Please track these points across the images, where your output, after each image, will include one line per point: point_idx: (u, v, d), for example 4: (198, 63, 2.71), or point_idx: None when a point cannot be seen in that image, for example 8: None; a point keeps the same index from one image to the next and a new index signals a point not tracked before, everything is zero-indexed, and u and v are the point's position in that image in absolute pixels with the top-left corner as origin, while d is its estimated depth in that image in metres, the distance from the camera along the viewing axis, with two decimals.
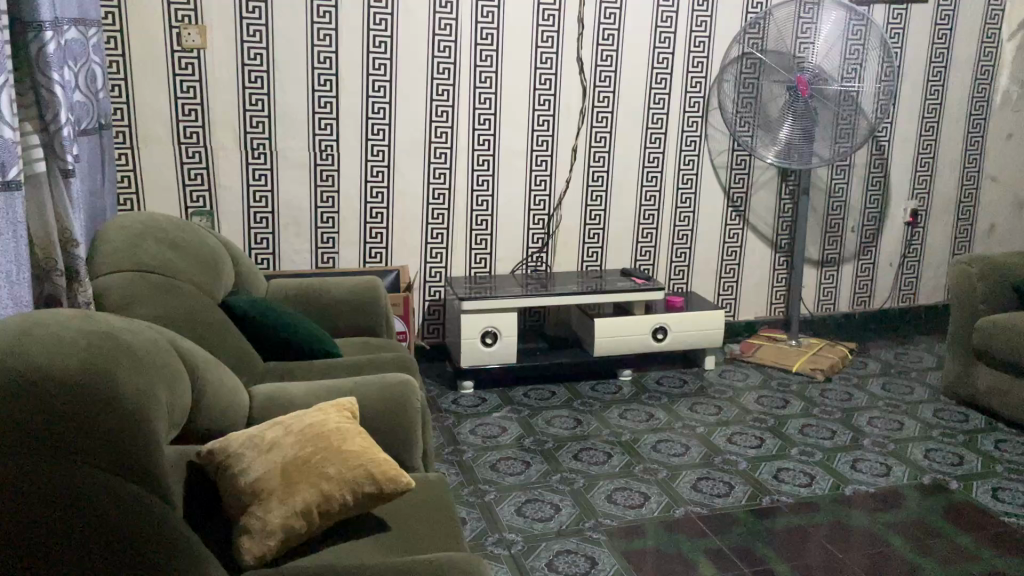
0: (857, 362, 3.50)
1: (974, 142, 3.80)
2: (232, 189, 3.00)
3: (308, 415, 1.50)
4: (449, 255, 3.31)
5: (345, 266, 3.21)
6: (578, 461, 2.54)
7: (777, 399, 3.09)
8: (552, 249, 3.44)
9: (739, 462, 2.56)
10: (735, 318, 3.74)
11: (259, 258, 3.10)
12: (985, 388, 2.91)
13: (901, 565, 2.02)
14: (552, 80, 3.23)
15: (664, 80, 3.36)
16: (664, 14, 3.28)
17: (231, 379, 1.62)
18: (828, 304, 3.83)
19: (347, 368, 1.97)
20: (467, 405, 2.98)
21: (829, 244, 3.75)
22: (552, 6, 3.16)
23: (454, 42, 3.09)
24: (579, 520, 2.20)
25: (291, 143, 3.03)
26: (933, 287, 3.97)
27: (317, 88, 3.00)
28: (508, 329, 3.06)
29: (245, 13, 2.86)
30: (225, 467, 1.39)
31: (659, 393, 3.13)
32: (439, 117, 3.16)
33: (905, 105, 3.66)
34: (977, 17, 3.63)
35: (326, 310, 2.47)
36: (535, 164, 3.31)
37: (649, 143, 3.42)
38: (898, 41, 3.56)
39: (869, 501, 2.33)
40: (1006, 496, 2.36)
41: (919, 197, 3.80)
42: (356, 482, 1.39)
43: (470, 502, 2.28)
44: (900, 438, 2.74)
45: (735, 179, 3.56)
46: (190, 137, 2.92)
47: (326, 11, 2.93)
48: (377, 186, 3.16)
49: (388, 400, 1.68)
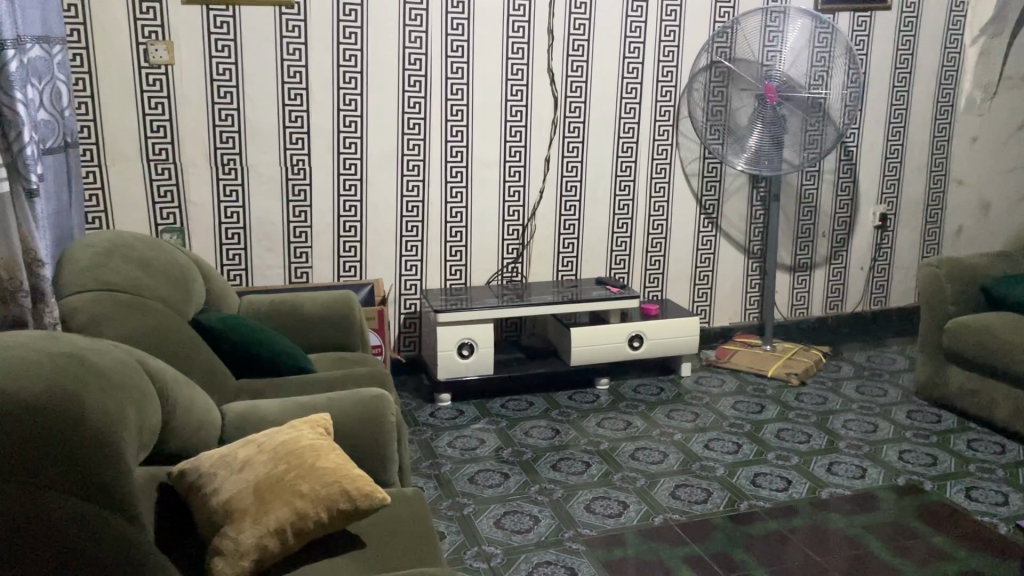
0: (831, 366, 3.53)
1: (940, 146, 3.86)
2: (203, 206, 2.98)
3: (282, 432, 1.49)
4: (423, 267, 3.30)
5: (320, 281, 3.19)
6: (556, 471, 2.54)
7: (753, 405, 3.11)
8: (527, 260, 3.44)
9: (716, 468, 2.57)
10: (710, 324, 3.76)
11: (231, 275, 3.07)
12: (957, 388, 2.94)
13: (878, 566, 2.03)
14: (523, 91, 3.25)
15: (634, 89, 3.38)
16: (633, 24, 3.31)
17: (202, 397, 1.61)
18: (802, 309, 3.86)
19: (320, 384, 1.95)
20: (444, 417, 2.96)
21: (801, 249, 3.79)
22: (521, 18, 3.17)
23: (424, 55, 3.09)
24: (558, 530, 2.20)
25: (262, 158, 3.01)
26: (904, 290, 4.02)
27: (287, 102, 2.99)
28: (484, 341, 3.05)
29: (213, 28, 2.84)
30: (197, 488, 1.38)
31: (637, 401, 3.14)
32: (411, 130, 3.15)
33: (872, 110, 3.71)
34: (940, 23, 3.70)
35: (299, 325, 2.46)
36: (508, 174, 3.31)
37: (622, 153, 3.44)
38: (863, 48, 3.62)
39: (846, 503, 2.35)
40: (978, 494, 2.39)
41: (887, 201, 3.85)
42: (331, 498, 1.37)
43: (448, 516, 2.27)
44: (875, 441, 2.77)
45: (706, 187, 3.59)
46: (159, 154, 2.89)
47: (295, 25, 2.93)
48: (350, 199, 3.14)
49: (362, 415, 1.67)
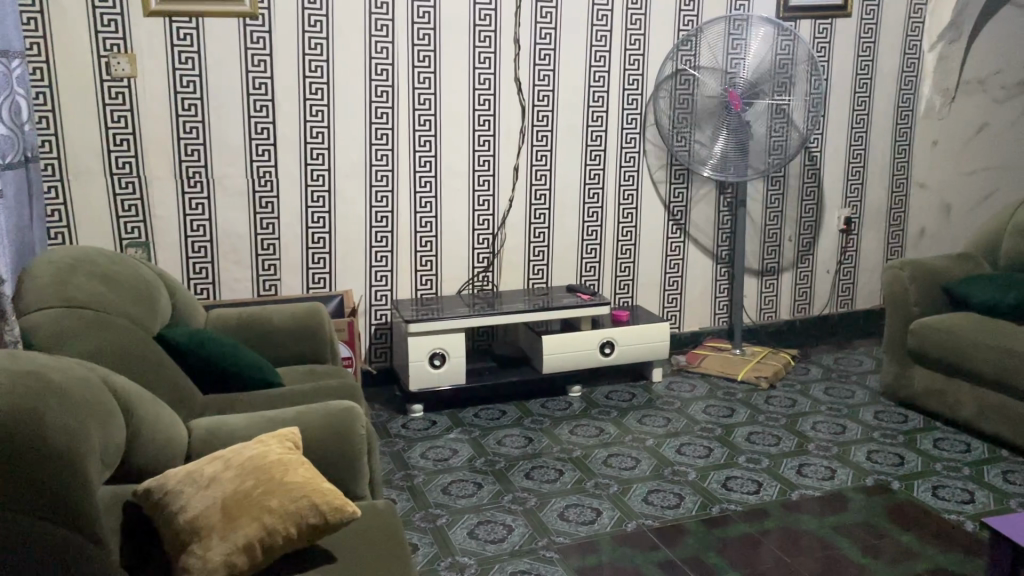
0: (799, 368, 3.57)
1: (902, 150, 3.92)
2: (168, 219, 2.95)
3: (249, 447, 1.48)
4: (393, 278, 3.29)
5: (289, 293, 3.16)
6: (530, 480, 2.54)
7: (723, 409, 3.13)
8: (497, 269, 3.44)
9: (688, 472, 2.59)
10: (680, 330, 3.79)
11: (198, 288, 3.04)
12: (923, 388, 2.99)
13: (849, 567, 2.05)
14: (491, 100, 3.25)
15: (601, 97, 3.41)
16: (599, 34, 3.33)
17: (167, 414, 1.58)
18: (770, 313, 3.90)
19: (289, 399, 1.94)
20: (416, 428, 2.95)
21: (768, 254, 3.83)
22: (488, 27, 3.18)
23: (391, 65, 3.09)
24: (532, 539, 2.19)
25: (228, 170, 2.98)
26: (869, 292, 4.08)
27: (253, 114, 2.97)
28: (456, 350, 3.04)
29: (176, 41, 2.82)
30: (163, 505, 1.36)
31: (608, 408, 3.15)
32: (379, 140, 3.14)
33: (835, 115, 3.77)
34: (899, 30, 3.77)
35: (268, 338, 2.43)
36: (477, 184, 3.32)
37: (590, 161, 3.46)
38: (824, 55, 3.68)
39: (816, 505, 2.37)
40: (945, 493, 2.42)
41: (852, 205, 3.91)
42: (300, 513, 1.36)
43: (421, 528, 2.26)
44: (843, 442, 2.80)
45: (674, 193, 3.62)
46: (123, 168, 2.86)
47: (259, 37, 2.91)
48: (318, 211, 3.12)
49: (331, 427, 1.66)
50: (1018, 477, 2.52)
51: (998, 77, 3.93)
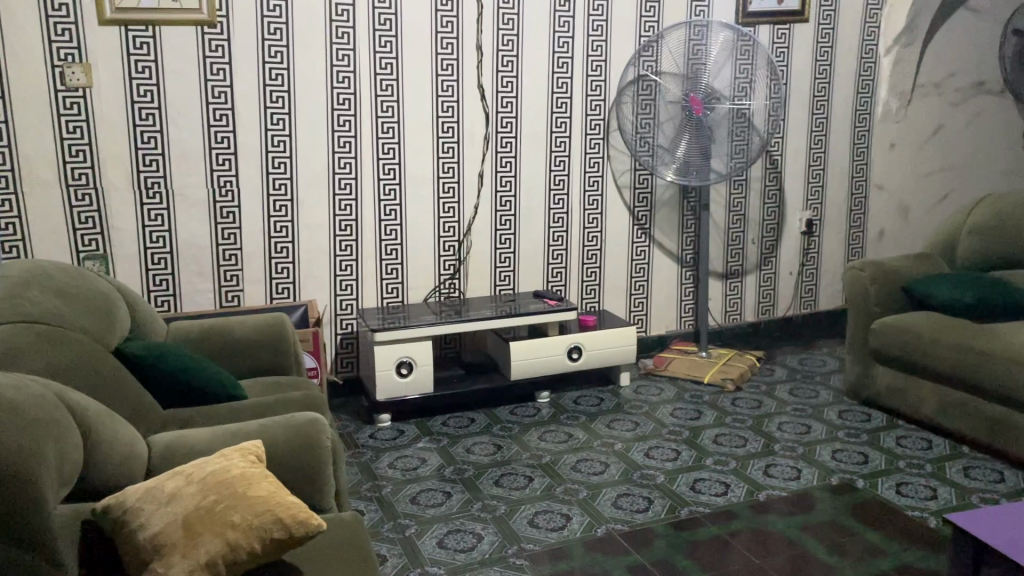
0: (765, 370, 3.61)
1: (860, 152, 3.98)
2: (127, 230, 2.90)
3: (211, 462, 1.45)
4: (359, 287, 3.26)
5: (252, 303, 3.12)
6: (498, 487, 2.53)
7: (691, 411, 3.15)
8: (464, 275, 3.43)
9: (656, 476, 2.60)
10: (646, 334, 3.80)
11: (159, 301, 2.98)
12: (885, 387, 3.03)
13: (816, 566, 2.07)
14: (454, 107, 3.25)
15: (564, 103, 3.42)
16: (561, 40, 3.35)
17: (126, 429, 1.55)
18: (735, 315, 3.93)
19: (251, 412, 1.91)
20: (384, 438, 2.92)
21: (731, 257, 3.87)
22: (450, 34, 3.18)
23: (353, 72, 3.07)
24: (502, 547, 2.18)
25: (188, 180, 2.94)
26: (832, 293, 4.14)
27: (212, 122, 2.93)
28: (423, 358, 3.03)
29: (133, 49, 2.78)
30: (122, 524, 1.33)
31: (577, 413, 3.15)
32: (342, 148, 3.12)
33: (794, 119, 3.82)
34: (855, 35, 3.83)
35: (231, 351, 2.40)
36: (442, 191, 3.31)
37: (555, 166, 3.47)
38: (783, 60, 3.73)
39: (783, 505, 2.39)
40: (909, 489, 2.46)
41: (813, 207, 3.97)
42: (264, 528, 1.33)
43: (390, 539, 2.23)
44: (808, 442, 2.83)
45: (638, 199, 3.64)
46: (79, 179, 2.80)
47: (218, 44, 2.88)
48: (281, 220, 3.09)
49: (296, 439, 1.63)
50: (978, 472, 2.56)
51: (953, 80, 4.01)
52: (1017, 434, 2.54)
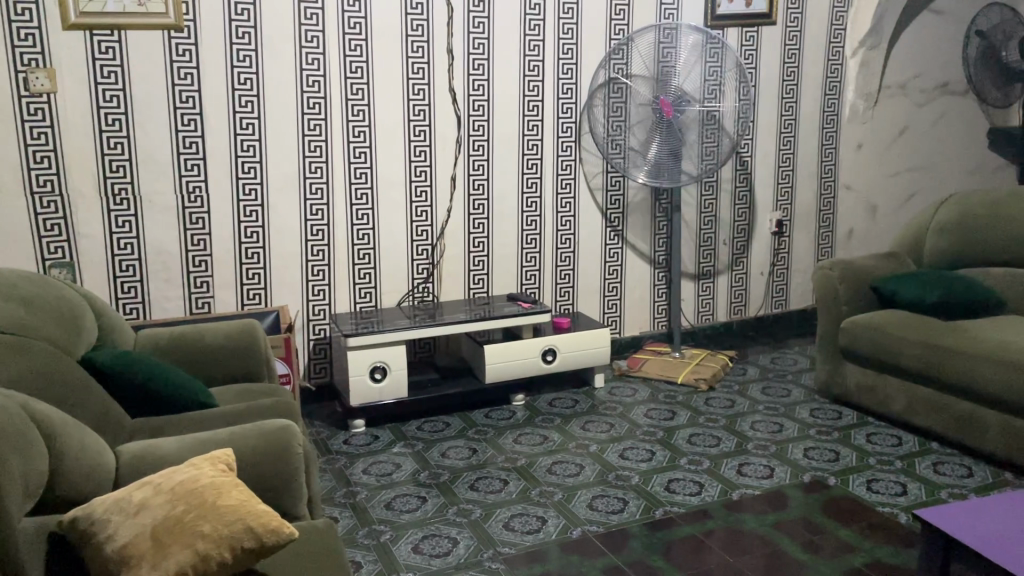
0: (737, 369, 3.64)
1: (828, 153, 4.03)
2: (94, 238, 2.85)
3: (180, 471, 1.44)
4: (331, 292, 3.24)
5: (223, 310, 3.08)
6: (474, 491, 2.52)
7: (665, 412, 3.16)
8: (437, 279, 3.42)
9: (631, 477, 2.61)
10: (620, 335, 3.82)
11: (127, 308, 2.94)
12: (855, 385, 3.07)
13: (789, 564, 2.09)
14: (426, 111, 3.24)
15: (536, 107, 3.43)
16: (531, 43, 3.36)
17: (93, 440, 1.53)
18: (708, 316, 3.96)
19: (222, 420, 1.88)
20: (359, 444, 2.91)
21: (703, 258, 3.90)
22: (420, 38, 3.17)
23: (323, 76, 3.06)
24: (477, 551, 2.18)
25: (156, 186, 2.91)
26: (802, 293, 4.18)
27: (180, 127, 2.90)
28: (397, 363, 3.01)
29: (98, 54, 2.74)
30: (89, 536, 1.31)
31: (551, 415, 3.15)
32: (313, 152, 3.10)
33: (763, 121, 3.86)
34: (822, 38, 3.88)
35: (201, 358, 2.37)
36: (414, 195, 3.29)
37: (527, 169, 3.47)
38: (752, 62, 3.77)
39: (756, 503, 2.41)
40: (879, 486, 2.49)
41: (782, 208, 4.01)
42: (234, 537, 1.32)
43: (365, 545, 2.22)
44: (781, 440, 2.85)
45: (611, 201, 3.66)
46: (44, 186, 2.76)
47: (186, 49, 2.85)
48: (251, 226, 3.06)
49: (267, 447, 1.62)
50: (947, 467, 2.60)
51: (918, 81, 4.08)
52: (984, 429, 2.58)
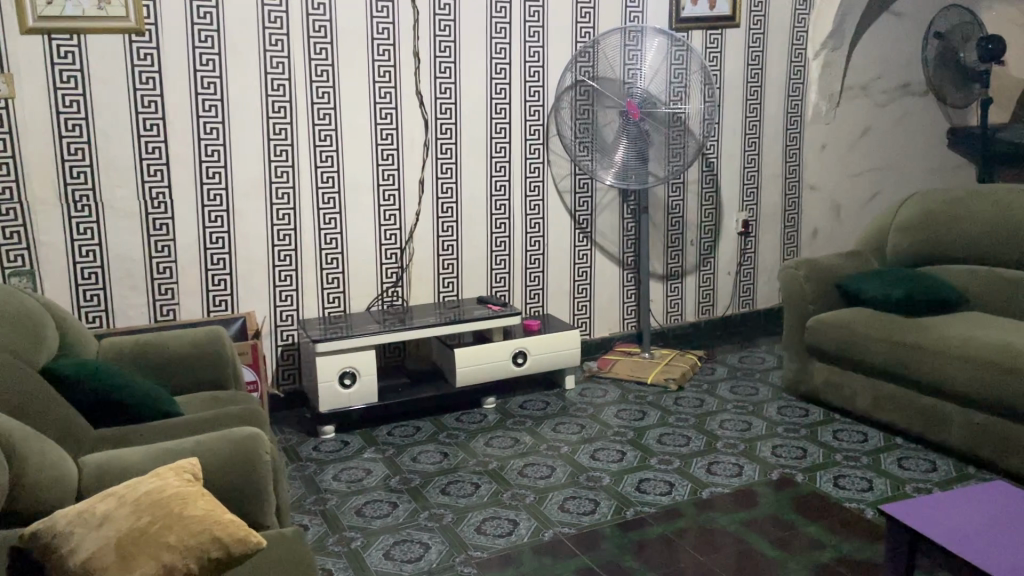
0: (706, 369, 3.67)
1: (792, 154, 4.08)
2: (55, 246, 2.80)
3: (144, 481, 1.42)
4: (299, 297, 3.21)
5: (188, 317, 3.04)
6: (445, 496, 2.52)
7: (635, 412, 3.18)
8: (406, 283, 3.40)
9: (603, 477, 2.61)
10: (590, 336, 3.83)
11: (90, 317, 2.89)
12: (821, 382, 3.11)
13: (760, 561, 2.11)
14: (392, 114, 3.23)
15: (503, 109, 3.43)
16: (498, 46, 3.36)
17: (54, 451, 1.50)
18: (676, 316, 3.99)
19: (187, 429, 1.86)
20: (328, 450, 2.88)
21: (671, 259, 3.93)
22: (386, 40, 3.16)
23: (288, 80, 3.03)
24: (449, 556, 2.17)
25: (119, 192, 2.87)
26: (769, 292, 4.22)
27: (143, 133, 2.86)
28: (367, 368, 3.00)
29: (57, 59, 2.70)
30: (51, 550, 1.29)
31: (523, 417, 3.15)
32: (279, 156, 3.08)
33: (728, 123, 3.89)
34: (785, 40, 3.93)
35: (167, 366, 2.34)
36: (382, 199, 3.28)
37: (495, 171, 3.47)
38: (716, 64, 3.80)
39: (726, 501, 2.43)
40: (846, 482, 2.52)
41: (748, 208, 4.05)
42: (201, 547, 1.31)
43: (336, 552, 2.20)
44: (750, 438, 2.88)
45: (579, 203, 3.67)
46: (3, 194, 2.70)
47: (147, 53, 2.81)
48: (217, 231, 3.03)
49: (234, 454, 1.60)
50: (911, 462, 2.64)
51: (878, 82, 4.15)
52: (948, 424, 2.63)
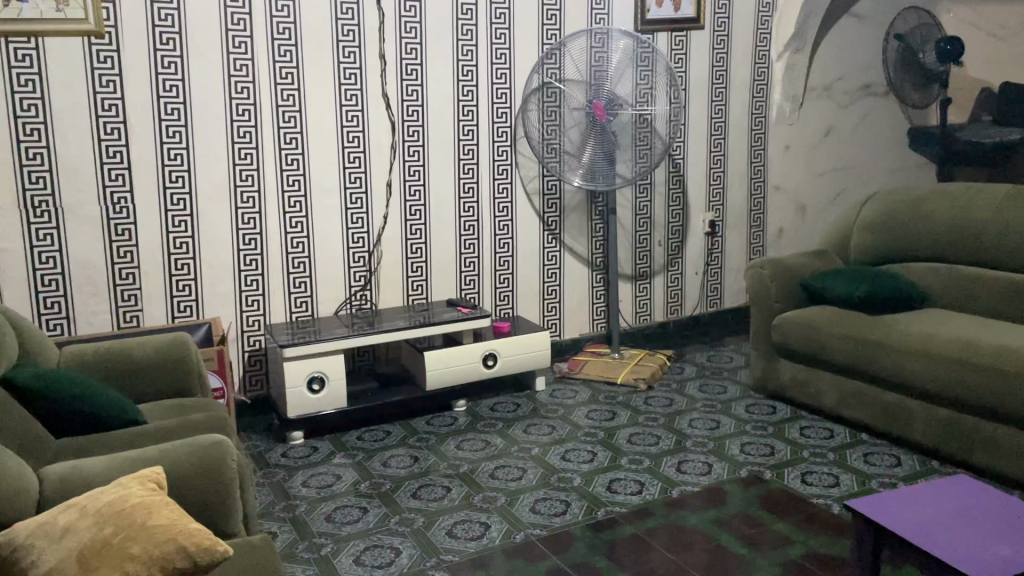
0: (675, 368, 3.69)
1: (757, 154, 4.12)
2: (14, 252, 2.75)
3: (107, 492, 1.39)
4: (266, 302, 3.18)
5: (152, 323, 3.00)
6: (416, 500, 2.50)
7: (605, 413, 3.19)
8: (375, 286, 3.38)
9: (573, 478, 2.62)
10: (560, 337, 3.83)
11: (51, 325, 2.83)
12: (788, 380, 3.14)
13: (730, 558, 2.12)
14: (359, 116, 3.21)
15: (471, 111, 3.42)
16: (464, 48, 3.36)
17: (14, 463, 1.47)
18: (645, 316, 4.01)
19: (152, 437, 1.84)
20: (297, 456, 2.86)
21: (639, 259, 3.95)
22: (352, 42, 3.14)
23: (252, 83, 3.00)
24: (421, 560, 2.16)
25: (79, 197, 2.81)
26: (736, 291, 4.26)
27: (103, 136, 2.81)
28: (335, 372, 2.97)
29: (14, 62, 2.65)
30: (11, 564, 1.26)
31: (494, 420, 3.15)
32: (243, 159, 3.04)
33: (694, 124, 3.93)
34: (749, 41, 3.98)
35: (129, 374, 2.30)
36: (349, 201, 3.26)
37: (463, 173, 3.46)
38: (682, 65, 3.83)
39: (696, 500, 2.44)
40: (813, 478, 2.55)
41: (715, 208, 4.08)
42: (167, 557, 1.29)
43: (305, 559, 2.18)
44: (719, 437, 2.90)
45: (547, 204, 3.68)
46: None
47: (107, 55, 2.77)
48: (181, 236, 2.99)
49: (200, 462, 1.58)
50: (876, 457, 2.68)
51: (841, 83, 4.21)
52: (911, 419, 2.67)
